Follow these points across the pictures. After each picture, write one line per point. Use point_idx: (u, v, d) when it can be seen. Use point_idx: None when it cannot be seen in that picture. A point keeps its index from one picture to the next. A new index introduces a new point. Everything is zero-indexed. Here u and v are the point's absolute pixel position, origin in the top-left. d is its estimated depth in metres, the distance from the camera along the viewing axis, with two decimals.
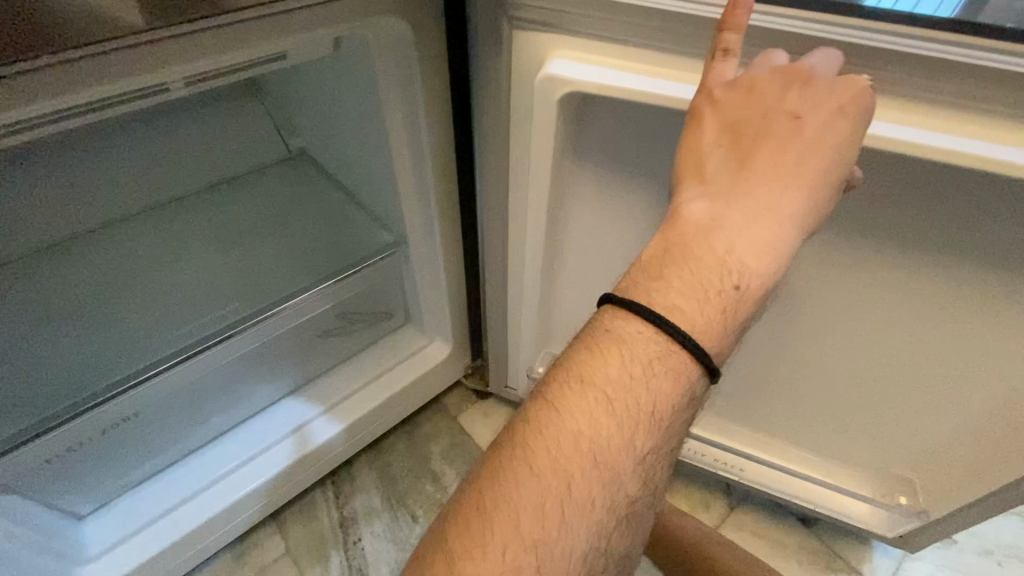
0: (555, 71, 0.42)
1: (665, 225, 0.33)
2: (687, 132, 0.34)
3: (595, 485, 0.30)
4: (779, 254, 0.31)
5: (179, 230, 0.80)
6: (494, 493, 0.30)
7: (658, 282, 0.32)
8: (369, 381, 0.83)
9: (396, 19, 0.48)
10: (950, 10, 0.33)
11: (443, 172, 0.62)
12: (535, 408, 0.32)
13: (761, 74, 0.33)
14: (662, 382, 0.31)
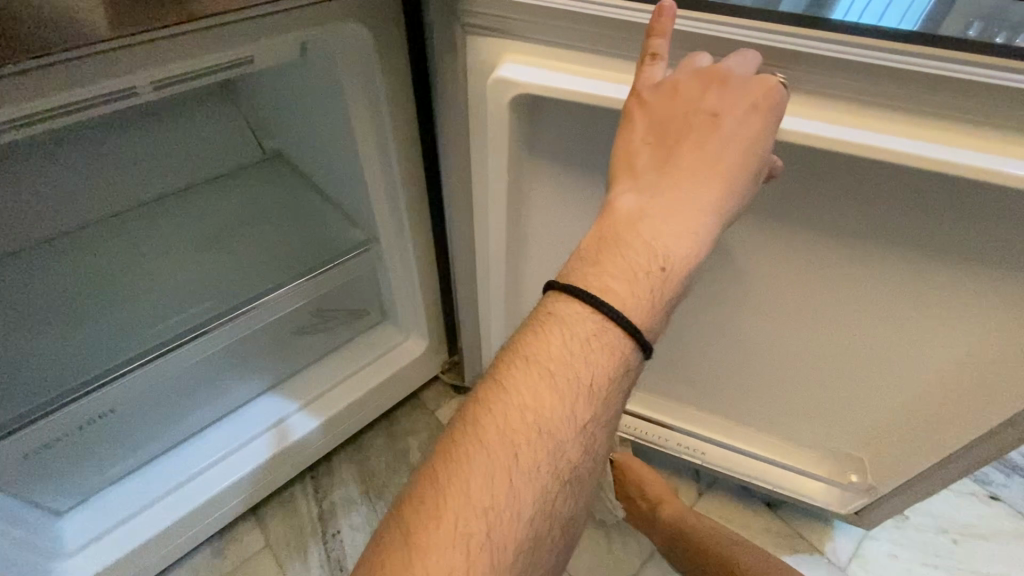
0: (504, 73, 0.44)
1: (601, 215, 0.37)
2: (619, 131, 0.38)
3: (539, 453, 0.32)
4: (700, 239, 0.35)
5: (154, 231, 0.81)
6: (448, 466, 0.32)
7: (594, 267, 0.35)
8: (346, 377, 0.85)
9: (357, 24, 0.50)
10: (912, 23, 0.35)
11: (411, 171, 0.65)
12: (485, 387, 0.34)
13: (684, 77, 0.36)
14: (598, 356, 0.33)
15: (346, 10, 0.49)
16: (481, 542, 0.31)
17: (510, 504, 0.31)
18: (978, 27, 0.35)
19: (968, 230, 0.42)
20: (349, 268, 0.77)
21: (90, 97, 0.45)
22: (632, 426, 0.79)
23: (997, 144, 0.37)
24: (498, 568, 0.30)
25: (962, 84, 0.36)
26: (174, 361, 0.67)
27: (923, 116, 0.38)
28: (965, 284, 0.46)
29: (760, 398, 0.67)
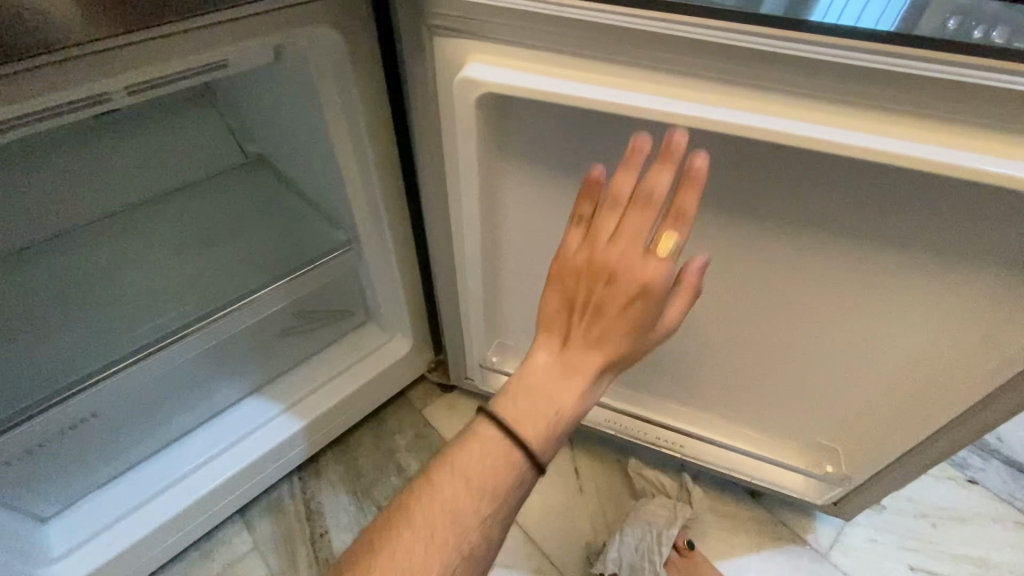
0: (470, 74, 0.45)
1: (522, 371, 0.43)
2: (562, 245, 0.43)
3: (448, 536, 0.39)
4: (588, 401, 0.42)
5: (135, 237, 0.81)
6: (377, 546, 0.39)
7: (513, 400, 0.42)
8: (330, 378, 0.86)
9: (327, 28, 0.51)
10: (890, 23, 0.36)
11: (387, 172, 0.65)
12: (418, 480, 0.41)
13: (621, 224, 0.41)
14: (505, 473, 0.41)
15: (318, 14, 0.50)
16: None
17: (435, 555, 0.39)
18: (957, 20, 0.35)
19: (925, 222, 0.44)
20: (331, 270, 0.78)
21: (60, 104, 0.45)
22: (609, 420, 0.81)
23: (947, 136, 0.39)
24: None
25: (911, 79, 0.37)
26: (155, 364, 0.68)
27: (874, 110, 0.39)
28: (925, 274, 0.47)
29: (735, 390, 0.68)
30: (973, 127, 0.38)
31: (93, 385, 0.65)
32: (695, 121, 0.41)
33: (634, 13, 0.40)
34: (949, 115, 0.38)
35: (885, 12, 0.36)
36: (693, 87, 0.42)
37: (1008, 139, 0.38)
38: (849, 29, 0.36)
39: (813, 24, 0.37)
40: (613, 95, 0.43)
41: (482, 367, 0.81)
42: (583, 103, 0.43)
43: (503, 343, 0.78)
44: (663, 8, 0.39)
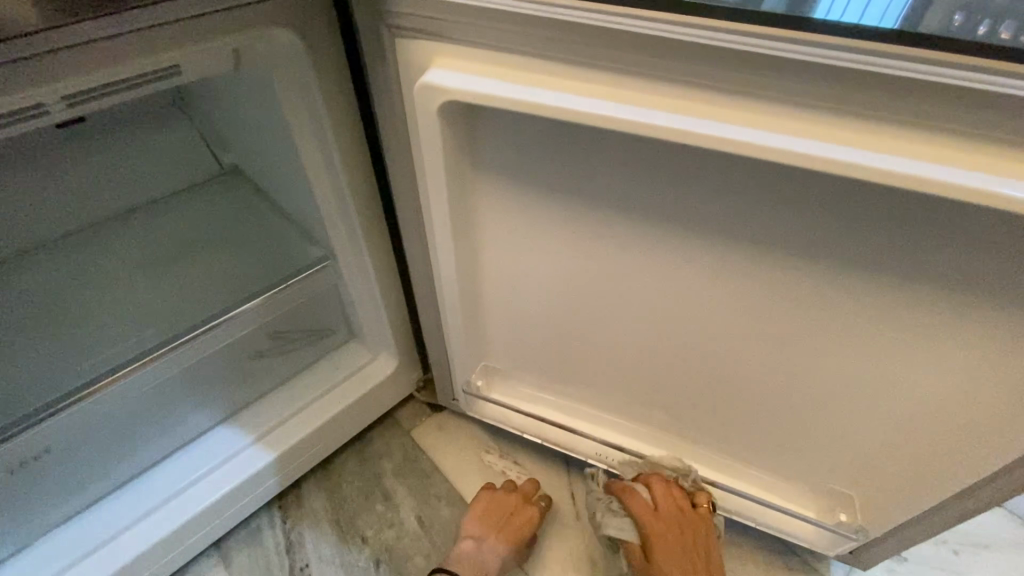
0: (431, 79, 0.42)
1: None
2: None
3: None
4: None
5: (111, 256, 0.79)
6: None
7: None
8: (309, 401, 0.81)
9: (284, 32, 0.46)
10: (894, 23, 0.31)
11: (362, 186, 0.61)
12: None
13: None
14: None
15: (272, 16, 0.45)
16: None
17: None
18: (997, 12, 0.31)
19: (955, 247, 0.38)
20: (307, 288, 0.73)
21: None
22: (603, 454, 0.76)
23: (977, 154, 0.34)
24: None
25: (942, 88, 0.32)
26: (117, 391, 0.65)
27: (893, 123, 0.35)
28: (957, 304, 0.41)
29: (739, 423, 0.63)
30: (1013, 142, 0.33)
31: (53, 414, 0.62)
32: (689, 136, 0.37)
33: (610, 12, 0.36)
34: (983, 132, 0.33)
35: (890, 8, 0.31)
36: (685, 96, 0.38)
37: None
38: (857, 28, 0.31)
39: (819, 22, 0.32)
40: (597, 105, 0.39)
41: (466, 388, 0.77)
42: (552, 113, 0.39)
43: (488, 363, 0.74)
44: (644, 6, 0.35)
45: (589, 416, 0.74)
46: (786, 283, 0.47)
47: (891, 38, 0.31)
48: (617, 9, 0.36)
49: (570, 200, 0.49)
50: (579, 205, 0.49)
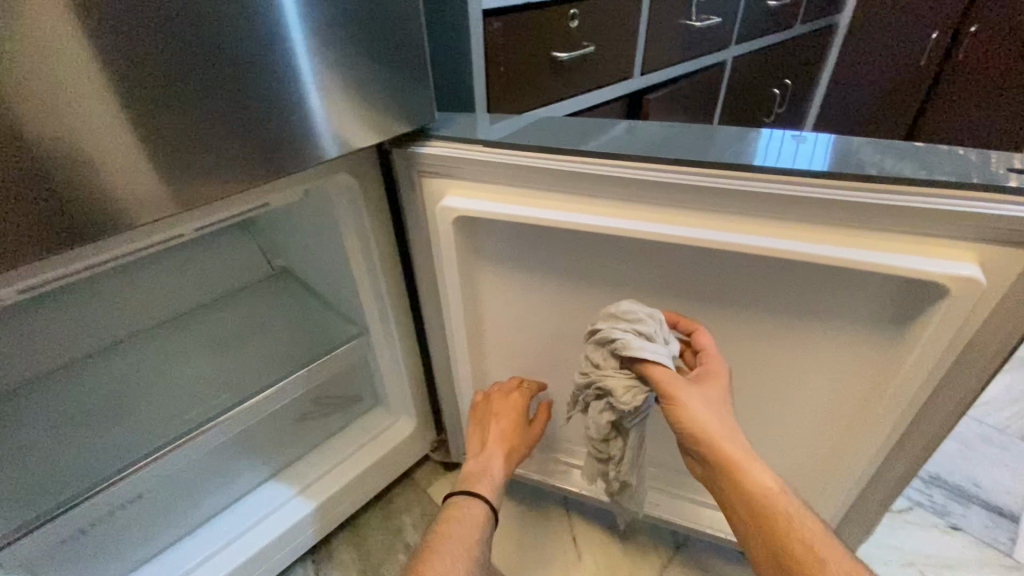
0: (446, 203, 0.65)
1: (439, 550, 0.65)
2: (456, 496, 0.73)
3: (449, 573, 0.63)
4: (469, 519, 0.71)
5: (181, 342, 0.97)
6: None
7: (439, 541, 0.67)
8: (342, 460, 0.95)
9: (346, 175, 0.68)
10: (824, 166, 0.50)
11: (392, 276, 0.81)
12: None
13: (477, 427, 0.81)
14: (455, 525, 0.70)
15: (338, 167, 0.67)
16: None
17: (484, 492, 0.74)
18: (780, 157, 0.53)
19: (801, 288, 0.57)
20: (346, 359, 0.90)
21: (150, 243, 0.60)
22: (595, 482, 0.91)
23: (805, 229, 0.52)
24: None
25: (765, 192, 0.52)
26: (190, 448, 0.77)
27: (732, 214, 0.55)
28: (820, 325, 0.59)
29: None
30: (822, 221, 0.51)
31: (142, 467, 0.73)
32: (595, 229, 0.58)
33: (560, 158, 0.59)
34: (804, 217, 0.52)
35: (817, 160, 0.51)
36: (611, 206, 0.59)
37: (854, 230, 0.51)
38: (699, 161, 0.54)
39: (687, 158, 0.54)
40: (528, 212, 0.61)
41: None
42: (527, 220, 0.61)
43: None
44: (581, 154, 0.58)
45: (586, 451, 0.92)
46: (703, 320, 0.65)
47: (730, 165, 0.53)
48: (556, 157, 0.59)
49: (545, 278, 0.69)
50: (552, 279, 0.69)
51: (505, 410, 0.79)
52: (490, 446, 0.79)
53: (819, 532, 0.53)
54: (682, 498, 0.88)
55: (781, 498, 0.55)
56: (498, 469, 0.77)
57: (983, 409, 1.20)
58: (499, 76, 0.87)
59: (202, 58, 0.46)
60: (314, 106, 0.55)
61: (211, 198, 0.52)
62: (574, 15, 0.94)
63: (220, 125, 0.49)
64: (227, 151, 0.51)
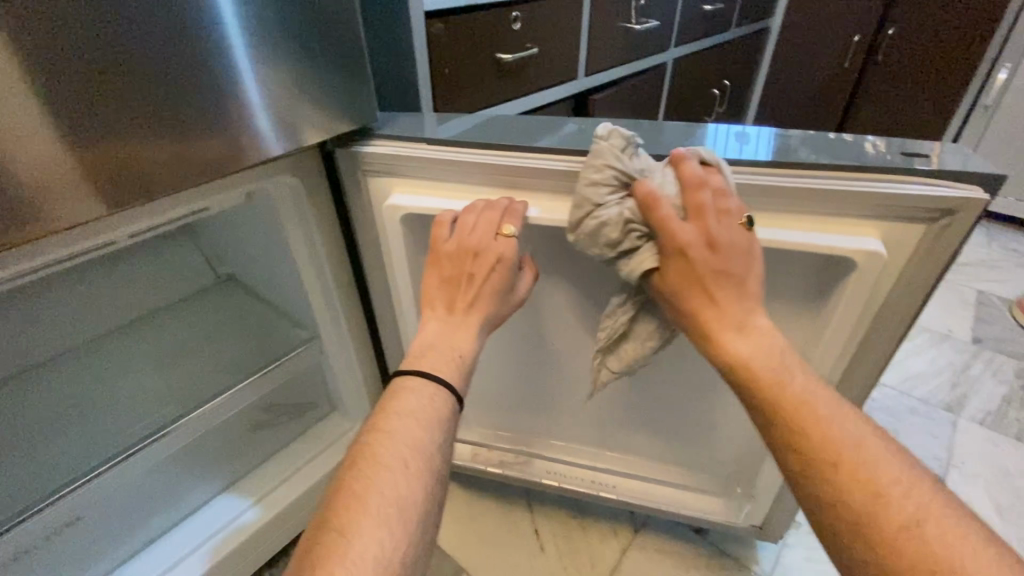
0: (392, 202, 0.64)
1: (384, 461, 0.51)
2: (402, 383, 0.58)
3: (396, 495, 0.49)
4: (420, 419, 0.55)
5: (122, 356, 0.93)
6: (344, 530, 0.47)
7: (381, 439, 0.53)
8: (297, 468, 0.93)
9: (290, 176, 0.68)
10: (766, 155, 0.54)
11: (342, 278, 0.80)
12: (334, 526, 0.47)
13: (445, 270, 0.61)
14: (399, 426, 0.54)
15: (281, 168, 0.66)
16: (395, 509, 0.49)
17: (451, 374, 0.59)
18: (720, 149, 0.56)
19: None
20: (299, 365, 0.88)
21: (78, 253, 0.58)
22: (555, 471, 0.93)
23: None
24: (404, 505, 0.49)
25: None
26: (136, 461, 0.74)
27: None
28: None
29: (654, 416, 0.83)
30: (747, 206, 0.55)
31: (84, 483, 0.70)
32: (536, 220, 0.60)
33: (502, 155, 0.61)
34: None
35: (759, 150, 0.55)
36: (554, 199, 0.61)
37: (772, 214, 0.55)
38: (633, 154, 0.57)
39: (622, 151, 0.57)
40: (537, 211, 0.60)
41: None
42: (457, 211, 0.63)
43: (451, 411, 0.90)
44: (523, 149, 0.60)
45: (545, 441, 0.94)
46: None
47: (661, 157, 0.56)
48: (499, 153, 0.61)
49: None
50: None
51: (486, 254, 0.58)
52: (458, 312, 0.61)
53: (799, 402, 0.47)
54: (638, 478, 0.91)
55: (750, 375, 0.49)
56: (465, 344, 0.60)
57: (910, 383, 1.29)
58: (444, 77, 0.88)
59: (120, 55, 0.45)
60: (250, 106, 0.54)
61: (138, 201, 0.51)
62: (516, 18, 0.96)
63: (144, 123, 0.48)
64: (153, 150, 0.49)
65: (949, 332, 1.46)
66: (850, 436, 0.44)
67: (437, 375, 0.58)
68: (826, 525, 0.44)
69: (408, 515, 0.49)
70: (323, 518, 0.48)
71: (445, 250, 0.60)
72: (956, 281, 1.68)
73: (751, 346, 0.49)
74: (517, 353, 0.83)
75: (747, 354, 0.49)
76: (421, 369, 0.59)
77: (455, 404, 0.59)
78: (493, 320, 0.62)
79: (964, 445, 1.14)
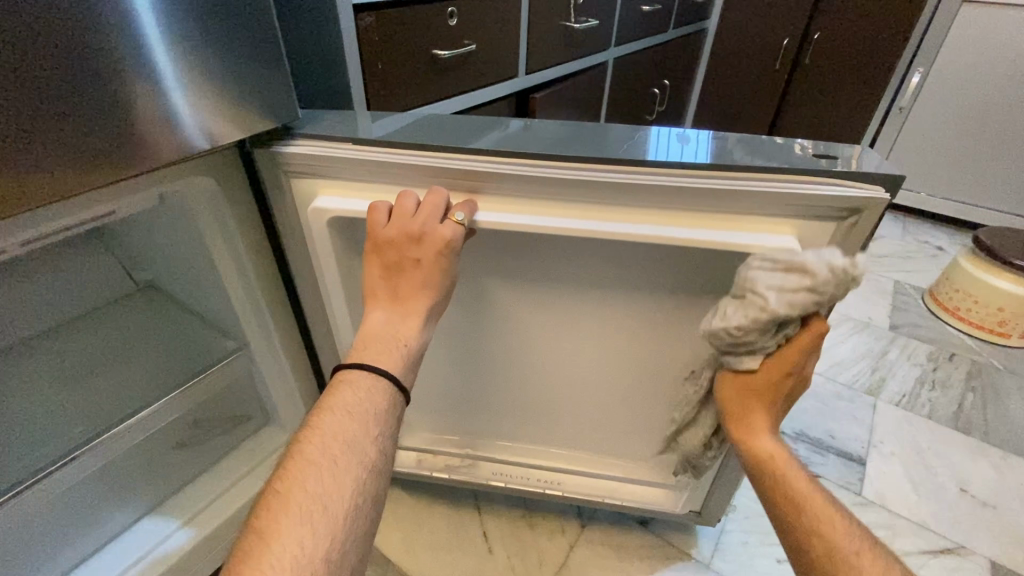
0: (320, 205, 0.61)
1: (311, 463, 0.48)
2: (336, 376, 0.55)
3: (327, 495, 0.47)
4: (354, 413, 0.52)
5: (23, 374, 0.84)
6: (269, 544, 0.43)
7: (310, 439, 0.50)
8: (230, 485, 0.87)
9: (204, 178, 0.63)
10: (704, 159, 0.55)
11: (270, 284, 0.76)
12: (257, 542, 0.43)
13: (389, 253, 0.57)
14: (331, 422, 0.51)
15: (195, 169, 0.62)
16: (326, 513, 0.46)
17: (396, 363, 0.56)
18: (660, 152, 0.57)
19: (660, 265, 0.64)
20: (226, 377, 0.83)
21: None
22: (499, 472, 0.93)
23: (664, 216, 0.57)
24: (334, 506, 0.47)
25: (627, 182, 0.56)
26: (44, 489, 0.67)
27: (604, 205, 0.58)
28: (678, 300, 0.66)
29: (597, 414, 0.84)
30: (679, 208, 0.57)
31: None
32: (484, 224, 0.58)
33: (434, 155, 0.59)
34: (665, 204, 0.57)
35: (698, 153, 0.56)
36: (487, 201, 0.60)
37: (697, 215, 0.57)
38: (563, 155, 0.56)
39: (555, 152, 0.56)
40: (618, 227, 0.57)
41: None
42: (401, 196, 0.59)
43: None
44: (454, 150, 0.58)
45: (489, 443, 0.93)
46: (583, 304, 0.70)
47: (593, 158, 0.56)
48: (429, 153, 0.59)
49: None
50: None
51: (431, 238, 0.56)
52: (402, 300, 0.58)
53: (812, 501, 0.58)
54: (582, 474, 0.91)
55: (773, 467, 0.61)
56: (411, 338, 0.58)
57: (836, 369, 1.38)
58: (376, 74, 0.85)
59: (3, 38, 0.40)
60: (162, 99, 0.51)
61: (28, 199, 0.46)
62: (452, 13, 0.94)
63: (29, 115, 0.43)
64: (42, 146, 0.45)
65: (870, 320, 1.57)
66: (826, 514, 0.57)
67: (375, 365, 0.55)
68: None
69: (336, 515, 0.46)
70: (245, 535, 0.45)
71: (383, 235, 0.57)
72: (875, 271, 1.80)
73: (777, 442, 0.61)
74: (459, 358, 0.81)
75: (774, 450, 0.61)
76: (364, 362, 0.55)
77: (398, 395, 0.56)
78: (439, 312, 0.60)
79: (883, 425, 1.23)
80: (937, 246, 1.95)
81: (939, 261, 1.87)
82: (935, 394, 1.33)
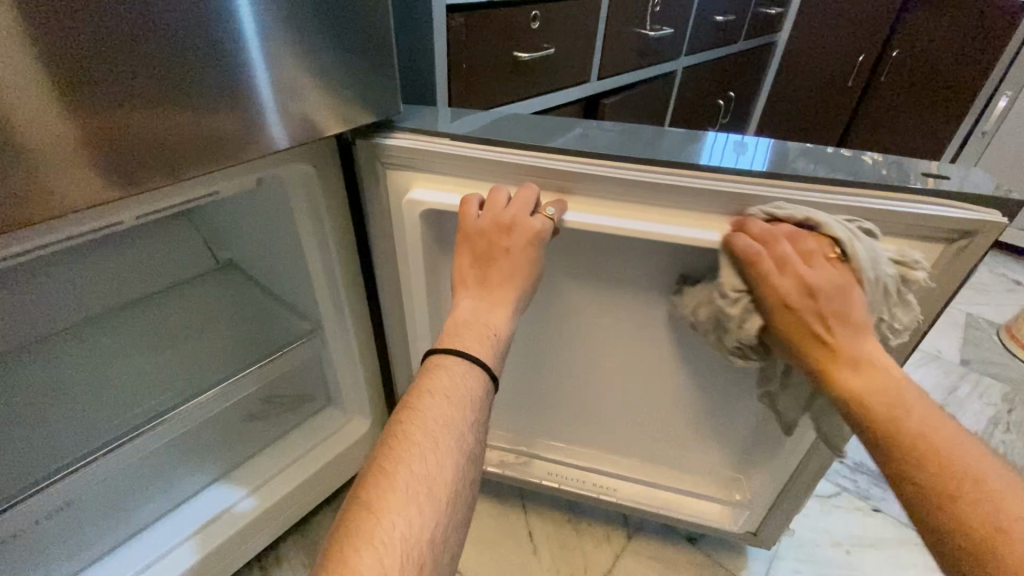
0: (415, 196, 0.63)
1: (412, 443, 0.49)
2: (428, 362, 0.57)
3: (430, 476, 0.48)
4: (451, 398, 0.53)
5: (116, 339, 0.90)
6: (372, 517, 0.44)
7: (409, 421, 0.51)
8: (294, 460, 0.91)
9: (305, 164, 0.66)
10: (760, 165, 0.55)
11: (351, 270, 0.79)
12: (357, 514, 0.45)
13: (479, 237, 0.59)
14: (431, 406, 0.52)
15: (298, 155, 0.65)
16: (426, 493, 0.47)
17: (480, 353, 0.57)
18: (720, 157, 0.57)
19: None
20: (300, 357, 0.86)
21: (88, 232, 0.55)
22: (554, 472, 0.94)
23: None
24: (435, 487, 0.48)
25: (725, 191, 0.55)
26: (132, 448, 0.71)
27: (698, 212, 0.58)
28: None
29: (660, 424, 0.83)
30: None
31: (77, 469, 0.67)
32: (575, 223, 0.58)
33: (530, 154, 0.60)
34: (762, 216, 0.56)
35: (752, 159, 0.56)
36: (578, 201, 0.61)
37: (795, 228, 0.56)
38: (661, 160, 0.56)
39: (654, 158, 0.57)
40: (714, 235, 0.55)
41: None
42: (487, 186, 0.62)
43: None
44: (551, 148, 0.59)
45: (544, 444, 0.94)
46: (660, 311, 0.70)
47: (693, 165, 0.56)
48: (525, 152, 0.60)
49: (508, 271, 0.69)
50: None
51: (520, 228, 0.57)
52: (488, 288, 0.60)
53: (919, 431, 0.48)
54: (638, 483, 0.91)
55: (866, 406, 0.51)
56: (495, 327, 0.59)
57: None
58: (461, 74, 0.87)
59: (157, 29, 0.44)
60: (280, 89, 0.54)
61: (155, 180, 0.48)
62: (536, 17, 0.95)
63: (174, 98, 0.47)
64: (180, 129, 0.48)
65: (941, 353, 1.49)
66: (934, 441, 0.47)
67: (468, 354, 0.56)
68: (938, 537, 0.44)
69: (438, 494, 0.47)
70: (348, 507, 0.46)
71: (475, 225, 0.59)
72: None
73: (865, 379, 0.52)
74: (526, 356, 0.82)
75: (859, 382, 0.52)
76: (455, 347, 0.57)
77: (488, 385, 0.57)
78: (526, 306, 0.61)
79: None
80: (1015, 281, 1.84)
81: (1018, 296, 1.76)
82: (1010, 436, 1.25)
